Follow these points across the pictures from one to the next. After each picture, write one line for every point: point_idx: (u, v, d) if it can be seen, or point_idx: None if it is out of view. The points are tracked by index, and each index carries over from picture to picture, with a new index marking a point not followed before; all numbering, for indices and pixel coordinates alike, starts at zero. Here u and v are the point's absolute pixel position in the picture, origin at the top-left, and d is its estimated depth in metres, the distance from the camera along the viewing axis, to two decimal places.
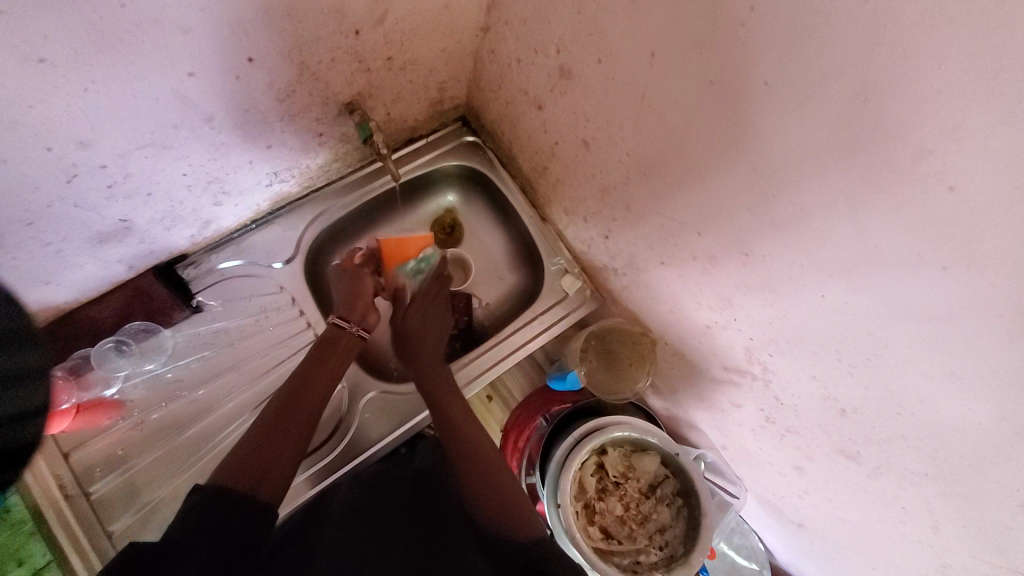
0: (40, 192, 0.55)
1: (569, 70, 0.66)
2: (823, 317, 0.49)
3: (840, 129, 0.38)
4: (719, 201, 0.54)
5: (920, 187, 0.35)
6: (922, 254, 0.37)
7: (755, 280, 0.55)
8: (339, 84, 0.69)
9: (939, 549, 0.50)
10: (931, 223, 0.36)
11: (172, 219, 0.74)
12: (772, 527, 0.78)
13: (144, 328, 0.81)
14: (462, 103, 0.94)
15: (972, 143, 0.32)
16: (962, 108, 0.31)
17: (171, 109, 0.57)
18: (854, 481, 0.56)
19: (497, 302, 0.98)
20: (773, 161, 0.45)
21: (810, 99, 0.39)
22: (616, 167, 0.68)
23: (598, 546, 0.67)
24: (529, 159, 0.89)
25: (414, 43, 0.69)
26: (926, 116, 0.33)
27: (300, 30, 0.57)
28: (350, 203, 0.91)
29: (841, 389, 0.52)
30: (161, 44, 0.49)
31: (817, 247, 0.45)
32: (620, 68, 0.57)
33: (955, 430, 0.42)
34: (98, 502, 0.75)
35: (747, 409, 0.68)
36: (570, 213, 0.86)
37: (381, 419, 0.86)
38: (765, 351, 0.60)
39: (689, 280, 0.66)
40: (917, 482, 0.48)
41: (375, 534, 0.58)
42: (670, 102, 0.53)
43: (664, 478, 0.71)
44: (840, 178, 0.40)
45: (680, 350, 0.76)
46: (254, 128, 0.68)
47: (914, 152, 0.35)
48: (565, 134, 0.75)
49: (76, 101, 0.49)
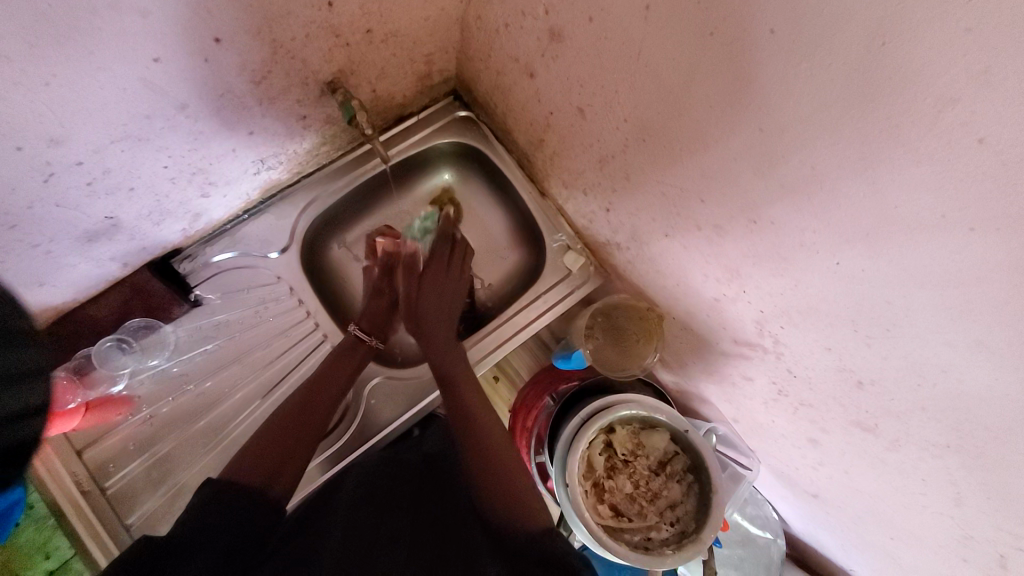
0: (18, 193, 0.54)
1: (558, 32, 0.62)
2: (837, 286, 0.46)
3: (855, 79, 0.35)
4: (725, 167, 0.51)
5: (944, 140, 0.32)
6: (945, 215, 0.34)
7: (764, 249, 0.52)
8: (318, 61, 0.66)
9: (961, 521, 0.48)
10: (956, 179, 0.32)
11: (161, 213, 0.73)
12: (786, 498, 0.77)
13: (143, 325, 0.80)
14: (453, 76, 0.90)
15: (1003, 87, 0.28)
16: (990, 47, 0.28)
17: (142, 98, 0.54)
18: (872, 453, 0.54)
19: (499, 281, 0.96)
20: (780, 117, 0.41)
21: (822, 44, 0.35)
22: (614, 134, 0.64)
23: (607, 524, 0.66)
24: (524, 132, 0.85)
25: (394, 12, 0.66)
26: (950, 59, 0.29)
27: (268, 6, 0.54)
28: (342, 187, 0.89)
29: (857, 360, 0.49)
30: (120, 31, 0.46)
31: (832, 211, 0.42)
32: (611, 25, 0.53)
33: (977, 400, 0.40)
34: (114, 496, 0.76)
35: (759, 382, 0.66)
36: (569, 186, 0.83)
37: (389, 404, 0.86)
38: (775, 322, 0.57)
39: (695, 251, 0.63)
40: (938, 454, 0.46)
41: (381, 522, 0.57)
42: (667, 59, 0.49)
43: (674, 454, 0.69)
44: (855, 134, 0.37)
45: (688, 323, 0.74)
46: (233, 114, 0.65)
47: (937, 100, 0.31)
48: (559, 103, 0.71)
49: (39, 97, 0.47)
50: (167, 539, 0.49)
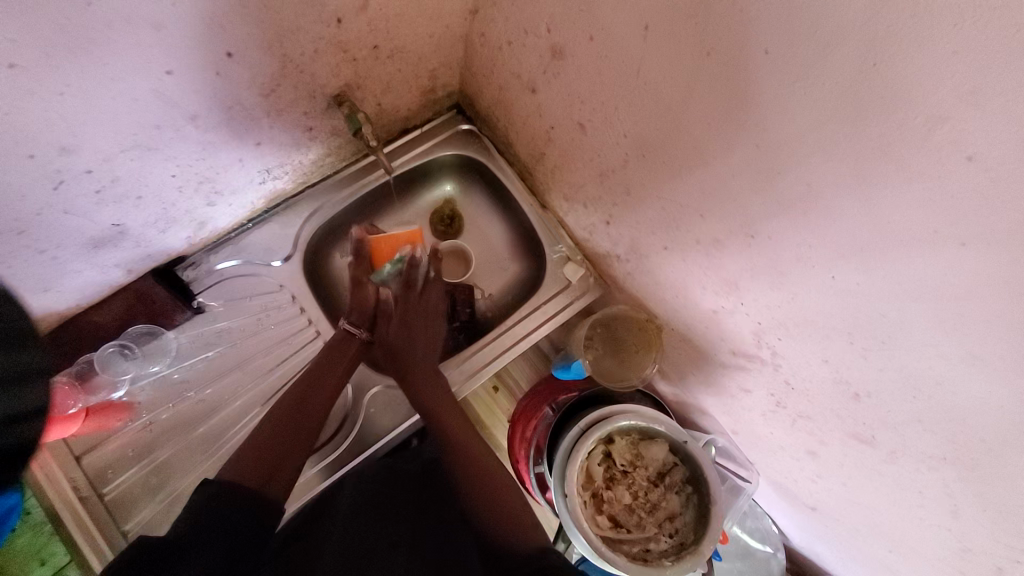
0: (28, 200, 0.55)
1: (560, 49, 0.63)
2: (834, 299, 0.47)
3: (847, 98, 0.36)
4: (723, 182, 0.52)
5: (935, 157, 0.33)
6: (937, 229, 0.35)
7: (761, 262, 0.53)
8: (325, 75, 0.67)
9: (958, 533, 0.49)
10: (947, 195, 0.34)
11: (167, 221, 0.74)
12: (785, 511, 0.77)
13: (146, 331, 0.81)
14: (456, 90, 0.92)
15: (990, 108, 0.29)
16: (976, 70, 0.29)
17: (153, 109, 0.56)
18: (870, 465, 0.54)
19: (500, 291, 0.97)
20: (776, 135, 0.43)
21: (816, 64, 0.36)
22: (614, 149, 0.66)
23: (606, 535, 0.66)
24: (526, 146, 0.87)
25: (400, 29, 0.67)
26: (938, 81, 0.31)
27: (279, 21, 0.56)
28: (346, 198, 0.90)
29: (853, 372, 0.50)
30: (135, 44, 0.47)
31: (827, 225, 0.43)
32: (612, 44, 0.55)
33: (972, 412, 0.40)
34: (111, 502, 0.76)
35: (758, 394, 0.67)
36: (569, 199, 0.84)
37: (388, 413, 0.86)
38: (773, 335, 0.58)
39: (694, 264, 0.64)
40: (935, 466, 0.47)
41: (381, 531, 0.57)
42: (666, 77, 0.50)
43: (673, 465, 0.70)
44: (849, 152, 0.38)
45: (687, 335, 0.75)
46: (240, 125, 0.67)
47: (927, 120, 0.32)
48: (560, 118, 0.73)
49: (53, 106, 0.48)
50: (166, 541, 0.48)
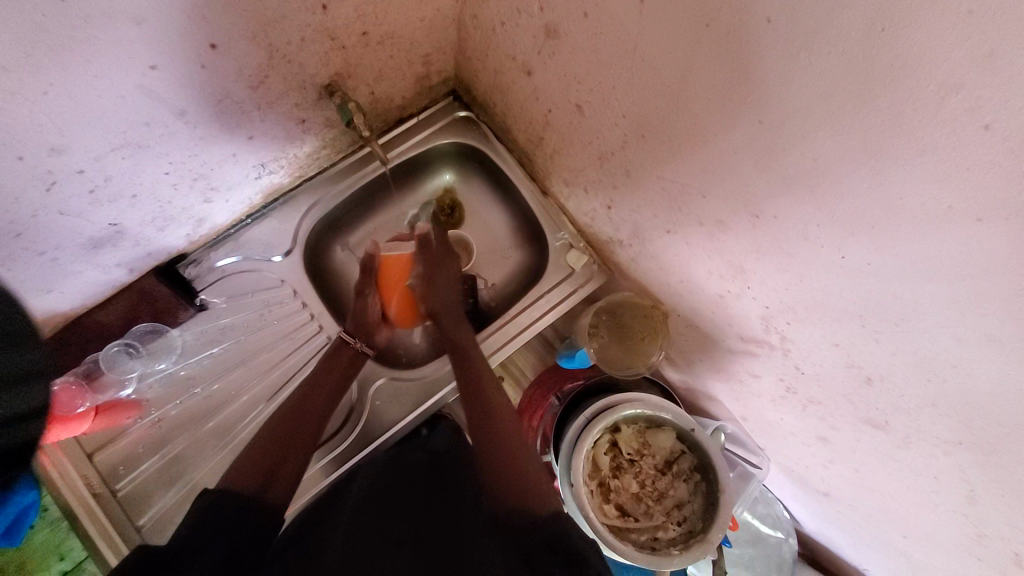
0: (22, 203, 0.55)
1: (555, 28, 0.61)
2: (842, 280, 0.45)
3: (851, 67, 0.34)
4: (725, 159, 0.50)
5: (947, 126, 0.31)
6: (951, 204, 0.33)
7: (767, 243, 0.51)
8: (315, 65, 0.66)
9: (974, 518, 0.47)
10: (962, 167, 0.31)
11: (164, 219, 0.73)
12: (797, 496, 0.75)
13: (150, 329, 0.81)
14: (452, 75, 0.90)
15: (1006, 72, 0.27)
16: (991, 28, 0.27)
17: (140, 105, 0.55)
18: (883, 450, 0.52)
19: (503, 281, 0.96)
20: (779, 109, 0.40)
21: (820, 32, 0.34)
22: (614, 130, 0.64)
23: (613, 524, 0.66)
24: (524, 130, 0.85)
25: (390, 13, 0.65)
26: (948, 43, 0.29)
27: (263, 10, 0.54)
28: (344, 190, 0.89)
29: (864, 355, 0.48)
30: (115, 40, 0.47)
31: (834, 204, 0.41)
32: (607, 20, 0.52)
33: (989, 395, 0.38)
34: (124, 499, 0.77)
35: (766, 379, 0.65)
36: (570, 184, 0.82)
37: (393, 405, 0.86)
38: (781, 319, 0.56)
39: (698, 247, 0.62)
40: (950, 450, 0.45)
41: (387, 521, 0.57)
42: (664, 53, 0.48)
43: (681, 453, 0.68)
44: (857, 128, 0.36)
45: (693, 320, 0.73)
46: (232, 119, 0.66)
47: (939, 87, 0.30)
48: (557, 100, 0.71)
49: (37, 107, 0.47)
50: (169, 545, 0.49)
